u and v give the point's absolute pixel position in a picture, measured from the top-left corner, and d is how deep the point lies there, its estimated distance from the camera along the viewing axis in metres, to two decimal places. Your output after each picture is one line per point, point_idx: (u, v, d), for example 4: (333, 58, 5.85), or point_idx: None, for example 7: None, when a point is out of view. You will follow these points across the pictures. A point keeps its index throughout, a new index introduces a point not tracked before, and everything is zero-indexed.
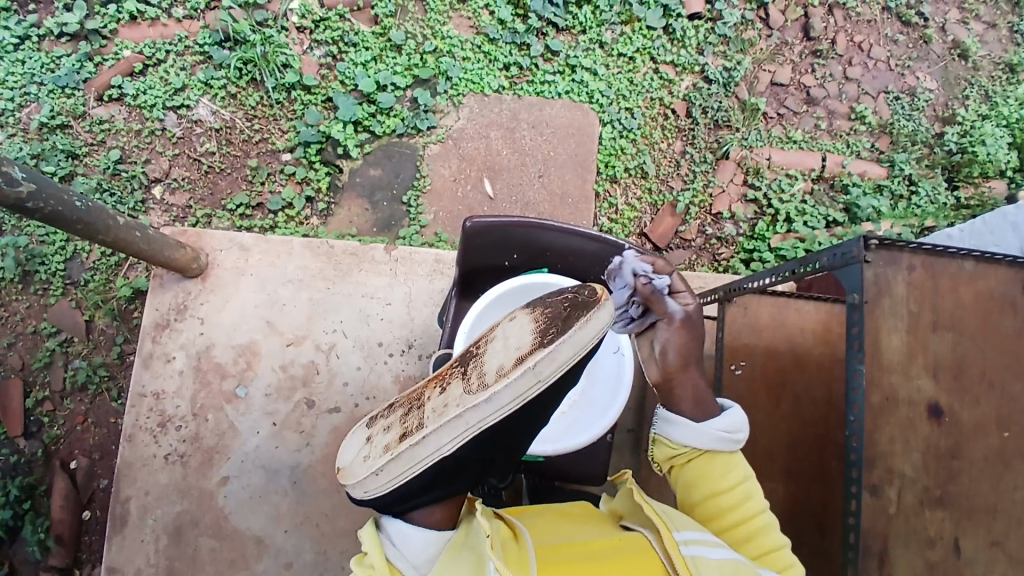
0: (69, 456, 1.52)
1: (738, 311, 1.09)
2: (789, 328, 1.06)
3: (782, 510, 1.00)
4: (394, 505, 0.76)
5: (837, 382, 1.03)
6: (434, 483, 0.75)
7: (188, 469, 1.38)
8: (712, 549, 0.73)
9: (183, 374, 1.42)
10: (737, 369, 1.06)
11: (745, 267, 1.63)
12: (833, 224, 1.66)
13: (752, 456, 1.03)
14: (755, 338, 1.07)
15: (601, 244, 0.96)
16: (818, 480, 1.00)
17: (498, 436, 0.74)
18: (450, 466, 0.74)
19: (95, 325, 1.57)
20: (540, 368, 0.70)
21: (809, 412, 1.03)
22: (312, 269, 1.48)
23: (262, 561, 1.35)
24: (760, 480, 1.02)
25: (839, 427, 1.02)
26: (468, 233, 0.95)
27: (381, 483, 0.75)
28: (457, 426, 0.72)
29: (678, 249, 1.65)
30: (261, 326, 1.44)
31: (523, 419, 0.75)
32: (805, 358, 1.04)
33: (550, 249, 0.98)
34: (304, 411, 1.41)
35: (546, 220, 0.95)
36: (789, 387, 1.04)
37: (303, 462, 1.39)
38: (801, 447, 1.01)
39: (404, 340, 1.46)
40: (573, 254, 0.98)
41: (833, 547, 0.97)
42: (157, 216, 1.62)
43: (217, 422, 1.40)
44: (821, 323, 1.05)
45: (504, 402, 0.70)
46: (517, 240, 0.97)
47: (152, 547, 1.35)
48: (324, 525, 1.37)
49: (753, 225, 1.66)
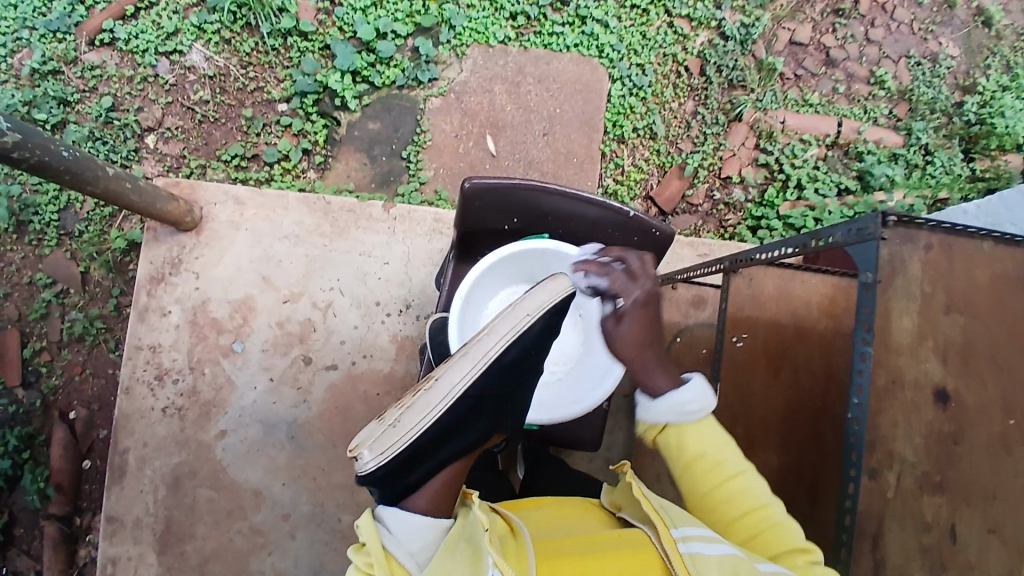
0: (68, 406, 1.53)
1: (743, 282, 1.09)
2: (793, 300, 1.05)
3: (773, 480, 1.04)
4: (409, 473, 0.71)
5: (839, 355, 0.99)
6: (449, 431, 0.73)
7: (186, 422, 1.40)
8: (712, 545, 0.70)
9: (179, 328, 1.41)
10: (739, 340, 1.08)
11: (752, 235, 1.60)
12: (843, 193, 1.63)
13: (747, 426, 1.07)
14: (758, 311, 1.07)
15: (604, 211, 0.92)
16: (812, 451, 1.00)
17: (506, 377, 0.77)
18: (462, 409, 0.74)
19: (90, 277, 1.56)
20: (528, 304, 0.78)
21: (807, 381, 1.01)
22: (308, 224, 1.44)
23: (260, 512, 1.41)
24: (754, 449, 1.06)
25: (838, 402, 0.99)
26: (468, 196, 0.91)
27: (398, 438, 0.72)
28: (465, 363, 0.75)
29: (684, 213, 1.62)
30: (257, 281, 1.42)
31: (527, 365, 0.80)
32: (807, 329, 1.03)
33: (551, 214, 0.94)
34: (301, 367, 1.42)
35: (545, 185, 0.91)
36: (789, 357, 1.03)
37: (300, 418, 1.42)
38: (795, 416, 1.02)
39: (402, 300, 1.44)
40: (580, 223, 0.95)
41: (826, 518, 0.95)
42: (151, 166, 1.58)
43: (214, 375, 1.41)
44: (827, 297, 1.03)
45: (505, 332, 0.76)
46: (517, 203, 0.93)
47: (152, 497, 1.38)
48: (321, 479, 1.42)
49: (763, 191, 1.62)
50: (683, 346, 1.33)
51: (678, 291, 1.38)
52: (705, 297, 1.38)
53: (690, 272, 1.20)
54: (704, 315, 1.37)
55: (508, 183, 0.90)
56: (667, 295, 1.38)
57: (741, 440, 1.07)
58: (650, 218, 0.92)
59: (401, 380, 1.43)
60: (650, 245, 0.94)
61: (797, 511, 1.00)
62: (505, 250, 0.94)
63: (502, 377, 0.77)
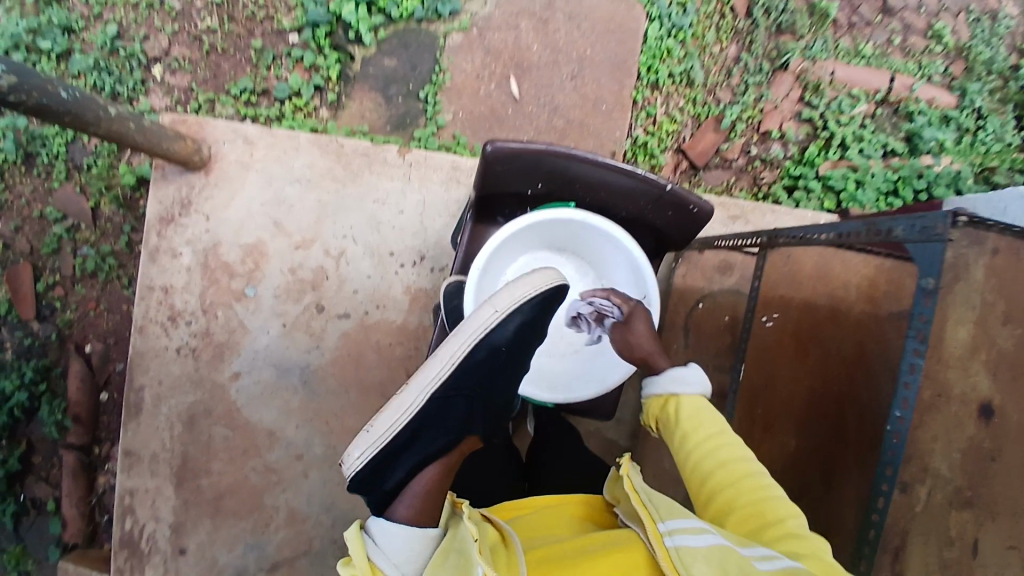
0: (83, 339, 1.55)
1: (780, 260, 1.17)
2: (832, 282, 1.07)
3: (788, 460, 1.09)
4: (389, 473, 0.80)
5: (870, 340, 0.97)
6: (423, 430, 0.80)
7: (200, 362, 1.41)
8: (700, 535, 0.70)
9: (191, 270, 1.40)
10: (768, 321, 1.17)
11: (787, 195, 1.53)
12: (890, 155, 1.53)
13: (766, 409, 1.15)
14: (793, 290, 1.13)
15: (637, 181, 0.86)
16: (831, 437, 1.00)
17: (477, 373, 0.82)
18: (432, 409, 0.81)
19: (101, 212, 1.54)
20: (495, 300, 0.82)
21: (834, 366, 1.01)
22: (320, 167, 1.40)
23: (275, 451, 1.44)
24: (773, 430, 1.13)
25: (865, 391, 0.96)
26: (489, 161, 0.86)
27: (375, 438, 0.80)
28: (435, 365, 0.82)
29: (717, 168, 1.54)
30: (269, 225, 1.40)
31: (502, 362, 0.83)
32: (843, 314, 1.03)
33: (578, 180, 0.90)
34: (314, 314, 1.41)
35: (568, 152, 0.85)
36: (818, 340, 1.06)
37: (313, 363, 1.42)
38: (817, 399, 1.04)
39: (417, 251, 1.41)
40: (607, 189, 0.90)
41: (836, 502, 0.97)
42: (159, 99, 1.51)
43: (227, 318, 1.41)
44: (867, 279, 1.02)
45: (471, 331, 0.81)
46: (544, 168, 0.89)
47: (168, 434, 1.42)
48: (334, 423, 1.44)
49: (804, 148, 1.54)
50: (705, 313, 1.36)
51: (705, 256, 1.37)
52: (732, 263, 1.37)
53: (730, 236, 1.15)
54: (730, 280, 1.37)
55: (532, 148, 0.85)
56: (693, 259, 1.38)
57: (759, 423, 1.15)
58: (689, 193, 0.86)
59: (414, 331, 1.43)
60: (681, 219, 0.89)
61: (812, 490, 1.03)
62: (528, 218, 0.93)
63: (469, 377, 0.81)
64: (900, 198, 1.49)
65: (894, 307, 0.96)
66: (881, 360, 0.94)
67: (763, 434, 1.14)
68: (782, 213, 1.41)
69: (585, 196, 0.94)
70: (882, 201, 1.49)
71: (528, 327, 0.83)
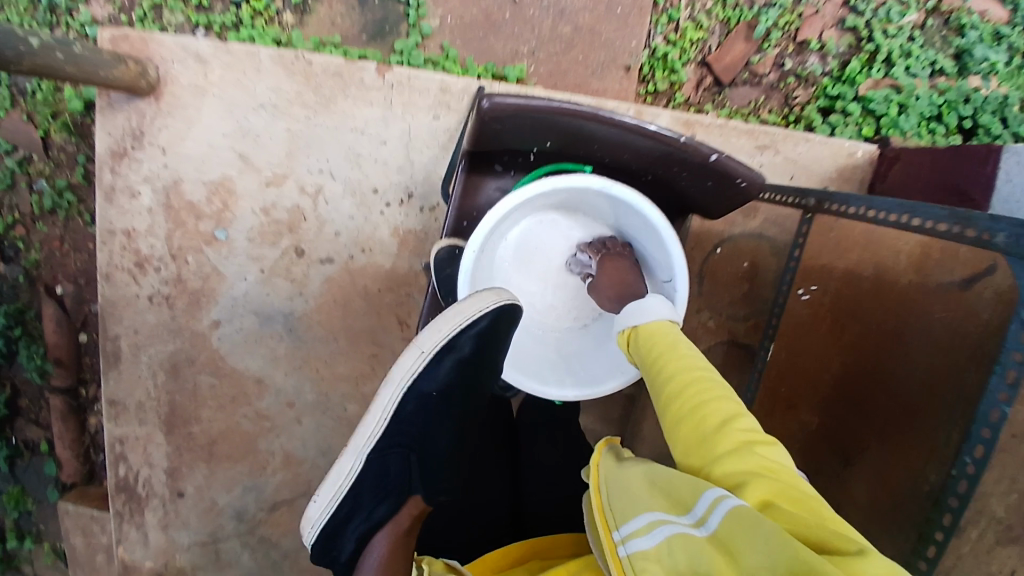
0: (53, 280, 1.45)
1: (828, 226, 1.09)
2: (878, 248, 1.00)
3: (809, 437, 1.07)
4: (342, 538, 0.84)
5: (912, 315, 0.91)
6: (366, 491, 0.85)
7: (176, 311, 1.31)
8: (653, 533, 0.62)
9: (153, 213, 1.27)
10: (806, 293, 1.13)
11: (821, 119, 1.32)
12: (936, 75, 1.30)
13: (791, 386, 1.12)
14: (840, 259, 1.06)
15: (660, 142, 0.78)
16: (853, 413, 0.98)
17: (410, 421, 0.86)
18: (372, 469, 0.85)
19: (52, 142, 1.40)
20: (421, 343, 0.85)
21: (868, 342, 0.97)
22: (287, 92, 1.22)
23: (265, 399, 1.36)
24: (796, 409, 1.10)
25: (895, 363, 0.92)
26: (530, 113, 0.78)
27: (324, 508, 0.86)
28: (370, 422, 0.86)
29: (745, 84, 1.33)
30: (233, 160, 1.25)
31: (435, 409, 0.86)
32: (886, 285, 0.97)
33: (593, 138, 0.82)
34: (294, 260, 1.28)
35: (617, 116, 0.77)
36: (857, 315, 1.00)
37: (298, 311, 1.31)
38: (847, 380, 1.00)
39: (403, 188, 1.26)
40: (652, 158, 0.83)
41: (851, 478, 0.98)
42: (98, 7, 1.29)
43: (199, 265, 1.28)
44: (920, 248, 0.93)
45: (398, 379, 0.85)
46: (556, 127, 0.81)
47: (152, 383, 1.34)
48: (324, 370, 1.35)
49: (845, 63, 1.32)
50: (721, 260, 1.26)
51: None
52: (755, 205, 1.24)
53: (783, 197, 1.12)
54: (753, 224, 1.25)
55: (577, 109, 0.77)
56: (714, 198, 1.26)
57: (783, 401, 1.14)
58: (738, 165, 0.78)
59: (404, 277, 1.30)
60: (728, 193, 0.83)
61: (828, 469, 1.02)
62: (563, 179, 0.84)
63: (400, 428, 0.86)
64: (943, 124, 1.27)
65: (943, 278, 0.88)
66: (919, 336, 0.89)
67: (784, 412, 1.13)
68: (817, 142, 1.26)
69: (621, 161, 0.88)
70: (923, 128, 1.28)
71: (459, 366, 0.85)
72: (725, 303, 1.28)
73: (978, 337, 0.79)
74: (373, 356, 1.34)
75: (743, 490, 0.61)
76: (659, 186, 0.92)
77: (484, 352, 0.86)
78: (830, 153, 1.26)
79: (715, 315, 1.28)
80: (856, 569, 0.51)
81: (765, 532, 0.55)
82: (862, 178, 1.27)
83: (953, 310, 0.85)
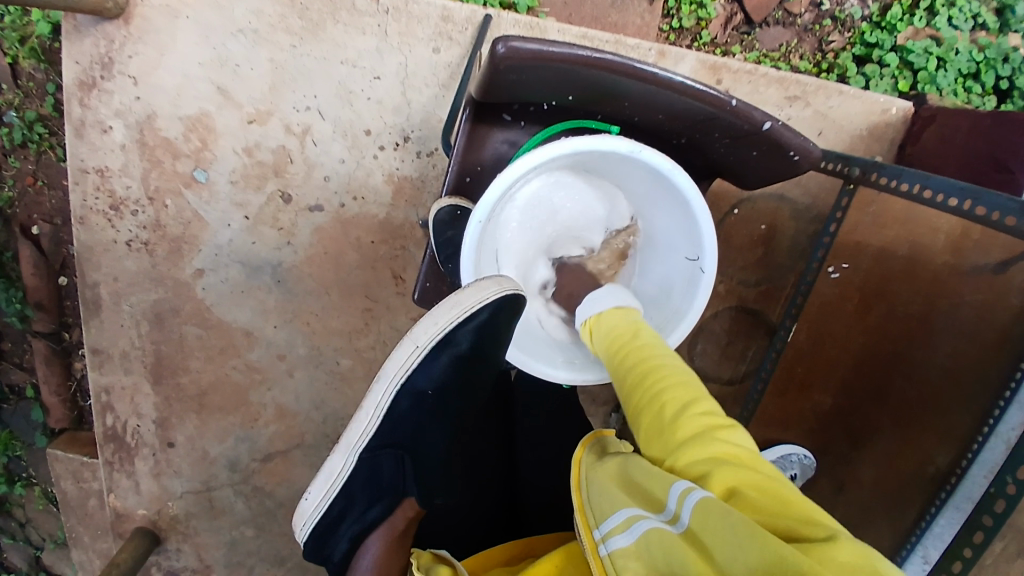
0: (29, 220, 1.36)
1: (866, 200, 0.98)
2: (915, 225, 0.88)
3: (820, 419, 1.00)
4: (336, 537, 0.84)
5: (945, 298, 0.82)
6: (361, 491, 0.83)
7: (157, 259, 1.21)
8: (631, 530, 0.55)
9: (127, 150, 1.16)
10: (835, 271, 1.01)
11: (856, 68, 1.20)
12: (976, 29, 1.17)
13: (807, 367, 1.03)
14: (875, 235, 0.95)
15: (698, 101, 0.69)
16: (870, 397, 0.91)
17: (404, 420, 0.82)
18: (365, 470, 0.83)
19: (20, 68, 1.28)
20: (416, 337, 0.79)
21: (895, 325, 0.89)
22: (269, 15, 1.12)
23: (254, 351, 1.26)
24: (809, 390, 1.02)
25: (921, 349, 0.84)
26: (576, 65, 0.66)
27: (316, 506, 0.84)
28: (363, 420, 0.83)
29: (777, 25, 1.20)
30: (211, 93, 1.14)
31: (432, 405, 0.82)
32: (921, 264, 0.87)
33: (619, 92, 0.71)
34: (281, 207, 1.18)
35: (675, 76, 0.67)
36: (887, 296, 0.91)
37: (286, 262, 1.21)
38: (867, 363, 0.92)
39: (399, 131, 1.16)
40: (700, 125, 0.74)
41: (861, 461, 0.93)
42: None
43: (179, 209, 1.19)
44: (960, 226, 0.82)
45: (391, 376, 0.80)
46: (575, 79, 0.70)
47: (136, 332, 1.25)
48: (317, 323, 1.25)
49: (886, 7, 1.19)
50: (739, 223, 1.14)
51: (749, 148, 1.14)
52: None
53: (831, 165, 1.02)
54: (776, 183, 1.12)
55: (634, 65, 0.66)
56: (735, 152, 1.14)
57: (795, 382, 1.04)
58: (791, 135, 0.71)
59: (399, 229, 1.20)
60: (777, 166, 0.76)
61: (837, 451, 0.97)
62: (604, 140, 0.73)
63: (395, 427, 0.82)
64: (980, 83, 1.16)
65: (978, 261, 0.79)
66: (949, 321, 0.81)
67: (796, 394, 1.04)
68: (850, 95, 1.13)
69: (658, 124, 0.79)
70: (958, 85, 1.17)
71: (457, 362, 0.80)
72: (737, 268, 1.16)
73: (1010, 321, 0.74)
74: (368, 312, 1.24)
75: (706, 480, 0.54)
76: (691, 152, 0.84)
77: (484, 347, 0.79)
78: (863, 108, 1.13)
79: (727, 280, 1.17)
80: (829, 559, 0.44)
81: (731, 522, 0.48)
82: (892, 139, 1.14)
83: (985, 294, 0.78)
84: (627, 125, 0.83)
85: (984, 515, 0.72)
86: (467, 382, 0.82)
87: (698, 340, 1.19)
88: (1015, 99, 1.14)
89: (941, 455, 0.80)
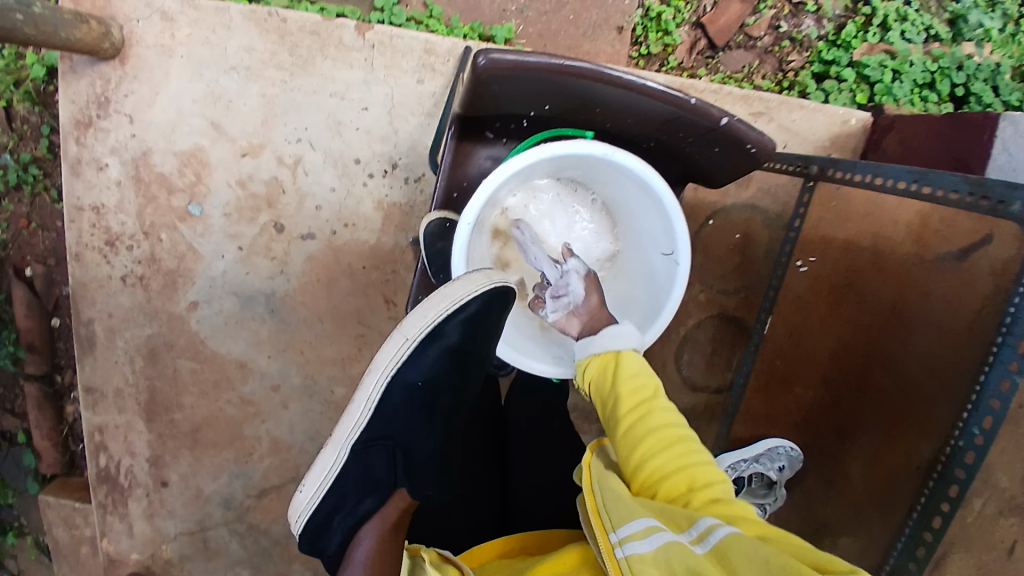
0: (23, 262, 1.37)
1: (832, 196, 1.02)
2: (882, 218, 0.93)
3: (807, 413, 1.03)
4: (328, 535, 0.82)
5: (911, 288, 0.87)
6: (352, 485, 0.82)
7: (151, 292, 1.23)
8: (649, 537, 0.57)
9: (122, 185, 1.19)
10: (805, 266, 1.05)
11: (816, 84, 1.26)
12: (930, 40, 1.24)
13: (787, 363, 1.06)
14: (842, 227, 0.99)
15: (662, 102, 0.72)
16: (851, 390, 0.93)
17: (394, 413, 0.83)
18: (355, 464, 0.83)
19: (15, 112, 1.32)
20: (405, 329, 0.82)
21: (869, 317, 0.92)
22: (259, 51, 1.17)
23: (249, 383, 1.26)
24: (791, 385, 1.05)
25: (898, 343, 0.87)
26: (550, 72, 0.70)
27: (309, 499, 0.85)
28: (356, 413, 0.84)
29: (738, 48, 1.27)
30: (203, 126, 1.18)
31: (423, 400, 0.83)
32: (887, 258, 0.91)
33: (593, 99, 0.75)
34: (273, 236, 1.21)
35: (642, 80, 0.71)
36: (858, 289, 0.95)
37: (279, 291, 1.23)
38: (844, 355, 0.95)
39: (387, 159, 1.20)
40: (666, 125, 0.78)
41: (848, 452, 0.95)
42: None
43: (173, 243, 1.21)
44: (920, 218, 0.88)
45: (383, 368, 0.83)
46: (552, 87, 0.74)
47: (129, 368, 1.25)
48: (310, 352, 1.26)
49: (840, 26, 1.26)
50: (716, 233, 1.17)
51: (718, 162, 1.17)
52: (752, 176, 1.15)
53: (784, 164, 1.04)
54: (748, 194, 1.16)
55: (604, 69, 0.70)
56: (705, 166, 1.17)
57: (777, 376, 1.07)
58: (747, 129, 0.74)
59: (389, 254, 1.23)
60: (741, 160, 0.79)
61: (824, 443, 1.00)
62: (580, 144, 0.77)
63: (385, 421, 0.83)
64: (935, 92, 1.22)
65: (943, 251, 0.84)
66: (921, 313, 0.84)
67: (779, 388, 1.07)
68: (813, 108, 1.18)
69: (628, 128, 0.83)
70: (915, 96, 1.22)
71: (449, 354, 0.82)
72: (718, 278, 1.19)
73: (975, 313, 0.77)
74: (361, 339, 1.25)
75: None
76: (662, 153, 0.88)
77: (473, 339, 0.82)
78: (825, 121, 1.18)
79: (709, 290, 1.19)
80: None
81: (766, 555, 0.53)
82: (856, 149, 1.19)
83: (952, 286, 0.81)
84: (600, 130, 0.86)
85: (957, 468, 0.73)
86: (461, 371, 0.83)
87: (686, 350, 1.21)
88: (970, 105, 1.21)
89: (925, 446, 0.80)
